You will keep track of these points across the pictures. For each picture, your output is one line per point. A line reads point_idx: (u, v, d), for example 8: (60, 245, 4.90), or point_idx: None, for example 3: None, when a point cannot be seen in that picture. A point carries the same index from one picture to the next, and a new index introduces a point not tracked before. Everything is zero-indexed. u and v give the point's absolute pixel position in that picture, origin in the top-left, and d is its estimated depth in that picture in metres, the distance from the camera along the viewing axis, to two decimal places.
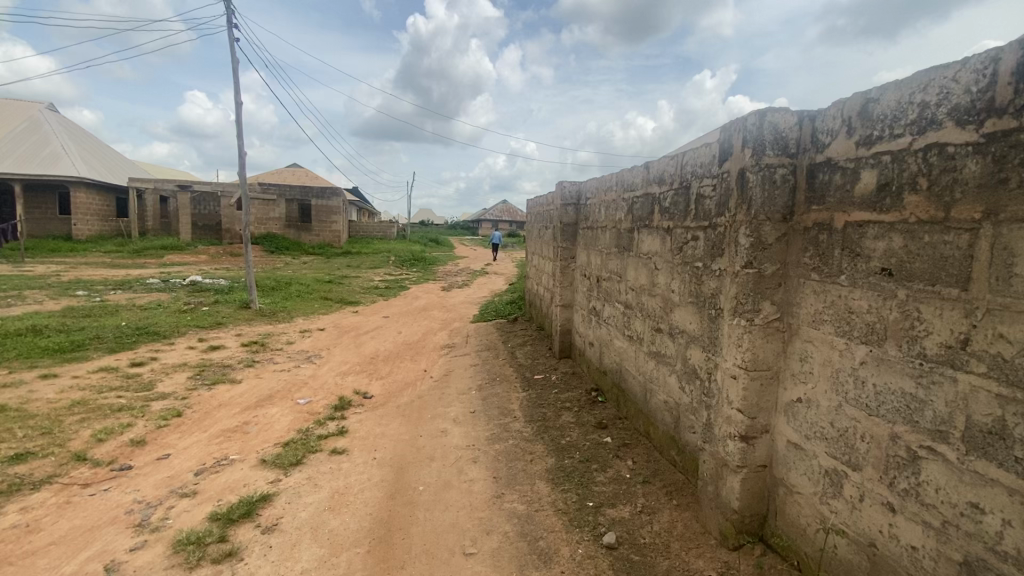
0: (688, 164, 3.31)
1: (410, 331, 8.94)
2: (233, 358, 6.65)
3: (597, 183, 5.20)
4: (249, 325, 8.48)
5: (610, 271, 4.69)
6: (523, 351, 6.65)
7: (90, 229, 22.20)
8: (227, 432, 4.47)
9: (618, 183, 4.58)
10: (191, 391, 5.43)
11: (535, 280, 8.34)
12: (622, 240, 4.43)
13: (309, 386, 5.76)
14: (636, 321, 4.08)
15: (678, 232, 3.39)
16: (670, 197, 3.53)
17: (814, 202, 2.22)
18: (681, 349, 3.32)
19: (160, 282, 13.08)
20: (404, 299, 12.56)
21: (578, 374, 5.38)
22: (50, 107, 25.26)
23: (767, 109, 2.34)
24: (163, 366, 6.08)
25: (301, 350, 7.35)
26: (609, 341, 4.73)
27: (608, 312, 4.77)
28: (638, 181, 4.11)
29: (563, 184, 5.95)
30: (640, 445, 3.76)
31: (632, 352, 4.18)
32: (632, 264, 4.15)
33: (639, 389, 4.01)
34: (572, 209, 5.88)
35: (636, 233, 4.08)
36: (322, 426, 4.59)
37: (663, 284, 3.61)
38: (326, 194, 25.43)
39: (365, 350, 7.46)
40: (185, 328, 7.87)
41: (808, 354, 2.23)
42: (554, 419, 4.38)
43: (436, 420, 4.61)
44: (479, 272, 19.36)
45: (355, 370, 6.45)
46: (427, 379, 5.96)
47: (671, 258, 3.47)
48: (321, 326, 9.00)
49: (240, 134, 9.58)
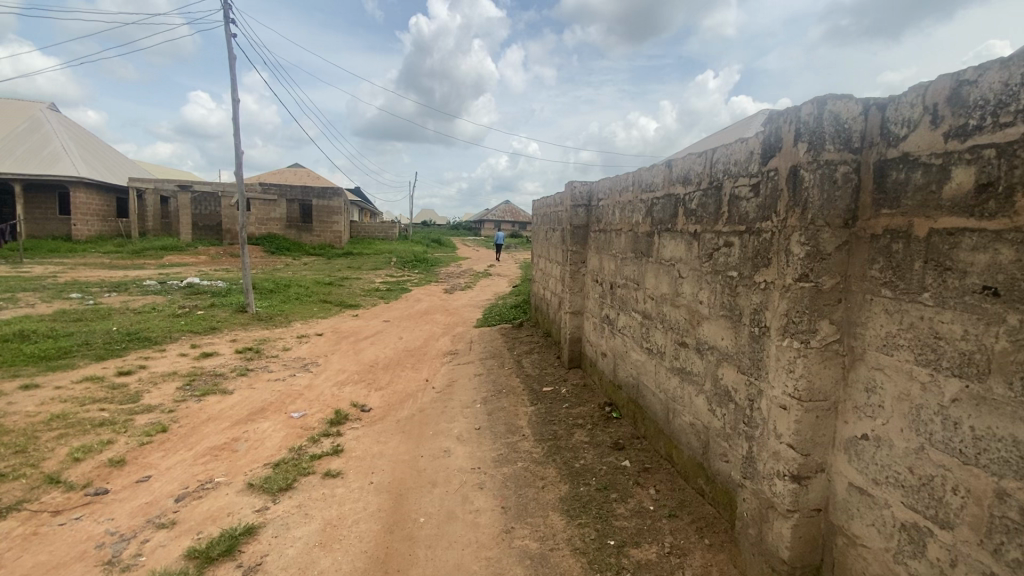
0: (719, 161, 2.98)
1: (411, 336, 8.63)
2: (226, 367, 6.32)
3: (610, 183, 4.88)
4: (245, 330, 8.16)
5: (626, 278, 4.37)
6: (529, 359, 6.31)
7: (90, 229, 21.97)
8: (213, 451, 4.14)
9: (635, 182, 4.25)
10: (179, 403, 5.10)
11: (541, 284, 8.02)
12: (639, 245, 4.10)
13: (304, 398, 5.43)
14: (656, 333, 3.75)
15: (707, 237, 3.06)
16: (697, 198, 3.20)
17: (885, 205, 1.88)
18: (712, 368, 2.99)
19: (157, 284, 12.79)
20: (405, 302, 12.24)
21: (589, 387, 5.05)
22: (50, 107, 25.06)
23: (826, 96, 2.01)
24: (151, 376, 5.76)
25: (297, 358, 7.02)
26: (624, 354, 4.39)
27: (622, 321, 4.44)
28: (658, 180, 3.78)
29: (573, 184, 5.61)
30: (662, 470, 3.43)
31: (651, 367, 3.85)
32: (652, 271, 3.81)
33: (659, 408, 3.67)
34: (582, 210, 5.54)
35: (656, 238, 3.75)
36: (315, 444, 4.26)
37: (688, 294, 3.27)
38: (328, 194, 25.16)
39: (364, 358, 7.13)
40: (177, 333, 7.56)
41: (878, 385, 1.90)
42: (566, 438, 4.04)
43: (438, 437, 4.27)
44: (482, 274, 19.05)
45: (353, 379, 6.12)
46: (428, 390, 5.62)
47: (699, 266, 3.14)
48: (319, 331, 8.68)
49: (237, 132, 9.25)
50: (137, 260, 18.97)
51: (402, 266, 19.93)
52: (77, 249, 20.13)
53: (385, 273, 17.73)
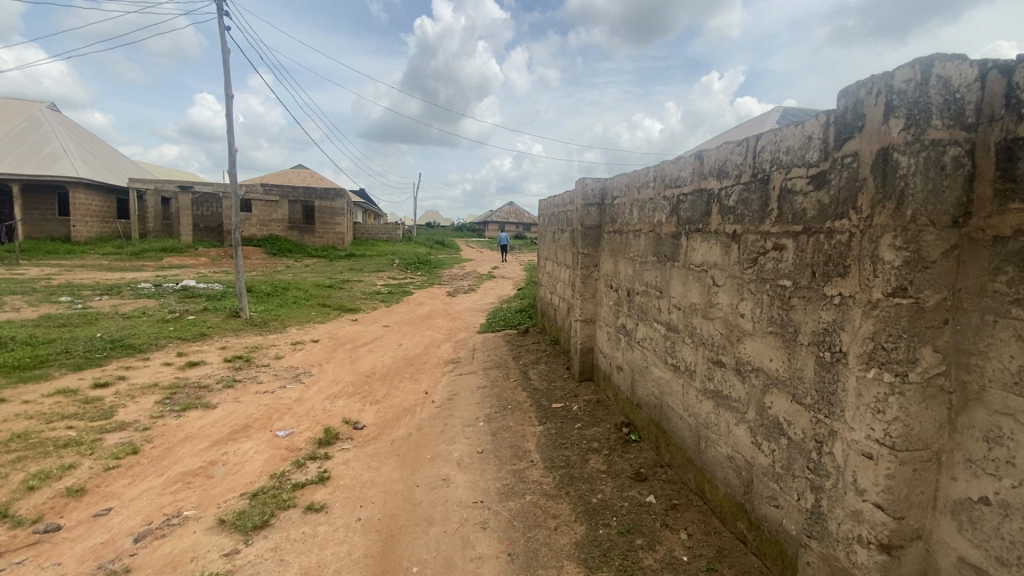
0: (765, 149, 2.54)
1: (412, 343, 8.20)
2: (211, 378, 5.90)
3: (627, 179, 4.44)
4: (236, 337, 7.74)
5: (646, 284, 3.91)
6: (536, 370, 5.85)
7: (90, 231, 21.75)
8: (186, 478, 3.72)
9: (657, 177, 3.80)
10: (155, 420, 4.68)
11: (548, 288, 7.56)
12: (662, 247, 3.65)
13: (292, 414, 4.99)
14: (683, 349, 3.30)
15: (750, 239, 2.61)
16: (737, 194, 2.75)
17: (1016, 197, 1.42)
18: (757, 393, 2.54)
19: (152, 287, 12.45)
20: (407, 306, 11.80)
21: (604, 404, 4.60)
22: (51, 107, 24.92)
23: (930, 59, 1.55)
24: (129, 388, 5.34)
25: (289, 367, 6.60)
26: (644, 369, 3.93)
27: (641, 332, 3.99)
28: (686, 175, 3.33)
29: (584, 180, 5.17)
30: (693, 508, 2.98)
31: (677, 386, 3.40)
32: (679, 278, 3.36)
33: (688, 434, 3.22)
34: (594, 209, 5.09)
35: (684, 239, 3.30)
36: (300, 470, 3.82)
37: (726, 305, 2.82)
38: (330, 195, 24.83)
39: (360, 367, 6.70)
40: (164, 340, 7.15)
41: (1005, 435, 1.44)
42: (580, 465, 3.58)
43: (436, 462, 3.83)
44: (487, 276, 18.62)
45: (347, 391, 5.68)
46: (428, 405, 5.17)
47: (740, 273, 2.69)
48: (315, 337, 8.25)
49: (230, 129, 8.83)
50: (136, 262, 18.68)
51: (404, 268, 19.51)
52: (76, 251, 19.87)
53: (387, 276, 17.33)
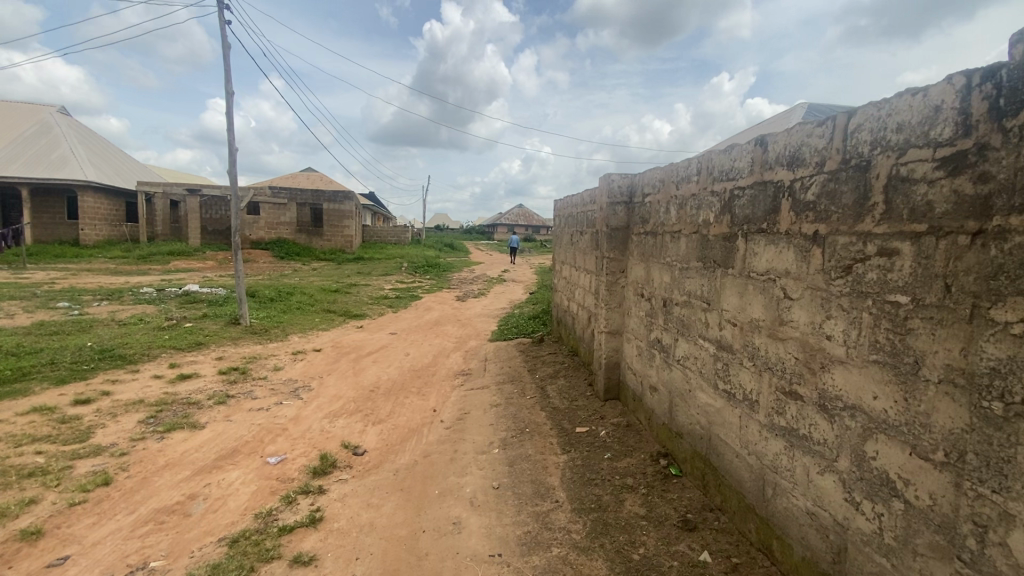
0: (862, 127, 2.00)
1: (420, 352, 7.71)
2: (203, 393, 5.44)
3: (662, 175, 3.92)
4: (234, 347, 7.29)
5: (687, 293, 3.38)
6: (555, 386, 5.31)
7: (98, 234, 21.68)
8: (159, 517, 3.24)
9: (702, 169, 3.27)
10: (136, 443, 4.23)
11: (565, 294, 7.03)
12: (710, 252, 3.12)
13: (286, 436, 4.51)
14: (741, 373, 2.78)
15: (841, 242, 2.08)
16: (820, 185, 2.21)
17: None
18: (854, 439, 2.01)
19: (154, 292, 12.13)
20: (415, 312, 11.30)
21: (635, 428, 4.08)
22: (62, 111, 25.03)
23: None
24: (112, 406, 4.90)
25: (288, 380, 6.14)
26: (686, 393, 3.39)
27: (681, 350, 3.47)
28: (744, 166, 2.80)
29: (609, 175, 4.63)
30: (759, 570, 2.45)
31: (731, 417, 2.87)
32: (734, 288, 2.83)
33: (749, 476, 2.70)
34: (621, 208, 4.55)
35: (742, 242, 2.77)
36: (289, 508, 3.32)
37: (804, 323, 2.29)
38: (338, 197, 24.53)
39: (364, 380, 6.20)
40: (157, 350, 6.73)
41: None
42: (616, 508, 3.06)
43: (446, 500, 3.32)
44: (497, 279, 18.13)
45: (348, 409, 5.19)
46: (436, 427, 4.66)
47: (826, 284, 2.16)
48: (318, 346, 7.78)
49: (230, 127, 8.41)
50: (142, 266, 18.44)
51: (413, 271, 19.04)
52: (83, 255, 19.71)
53: (395, 280, 16.87)
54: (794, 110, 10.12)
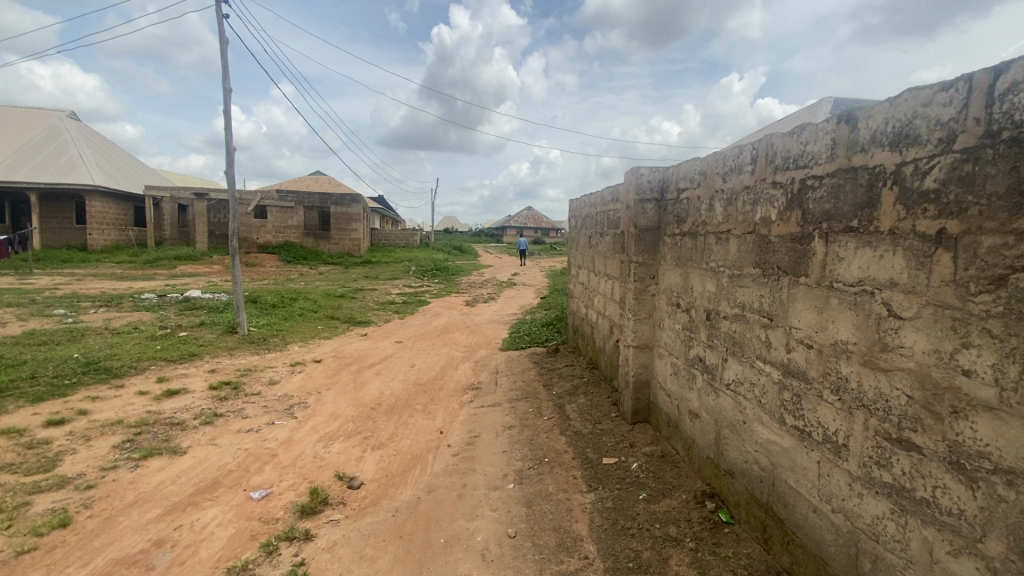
0: (1020, 86, 1.47)
1: (426, 363, 7.20)
2: (189, 412, 4.97)
3: (702, 166, 3.37)
4: (229, 358, 6.84)
5: (740, 305, 2.84)
6: (575, 405, 4.76)
7: (106, 239, 21.58)
8: (117, 570, 2.76)
9: (759, 156, 2.73)
10: (106, 473, 3.76)
11: (583, 301, 6.48)
12: (772, 257, 2.57)
13: (274, 464, 4.01)
14: (819, 409, 2.24)
15: (987, 246, 1.55)
16: (948, 169, 1.68)
17: None
18: (1014, 516, 1.48)
19: (155, 298, 11.80)
20: (422, 318, 10.80)
21: (671, 459, 3.54)
22: (71, 116, 25.07)
23: None
24: (87, 428, 4.45)
25: (283, 395, 5.66)
26: (739, 425, 2.84)
27: (732, 372, 2.93)
28: (822, 149, 2.26)
29: (635, 168, 4.09)
30: None
31: (805, 461, 2.32)
32: (809, 302, 2.29)
33: (834, 539, 2.16)
34: (651, 205, 4.00)
35: (820, 244, 2.23)
36: (268, 560, 2.82)
37: (925, 351, 1.75)
38: (347, 200, 24.15)
39: (365, 395, 5.70)
40: (147, 362, 6.30)
41: None
42: (660, 570, 2.52)
43: (453, 554, 2.80)
44: (507, 283, 17.58)
45: (345, 430, 4.68)
46: (442, 454, 4.13)
47: (961, 302, 1.62)
48: (318, 357, 7.31)
49: (227, 125, 7.99)
50: (148, 271, 18.22)
51: (420, 275, 18.56)
52: (89, 260, 19.52)
53: (402, 284, 16.42)
54: (821, 105, 9.52)
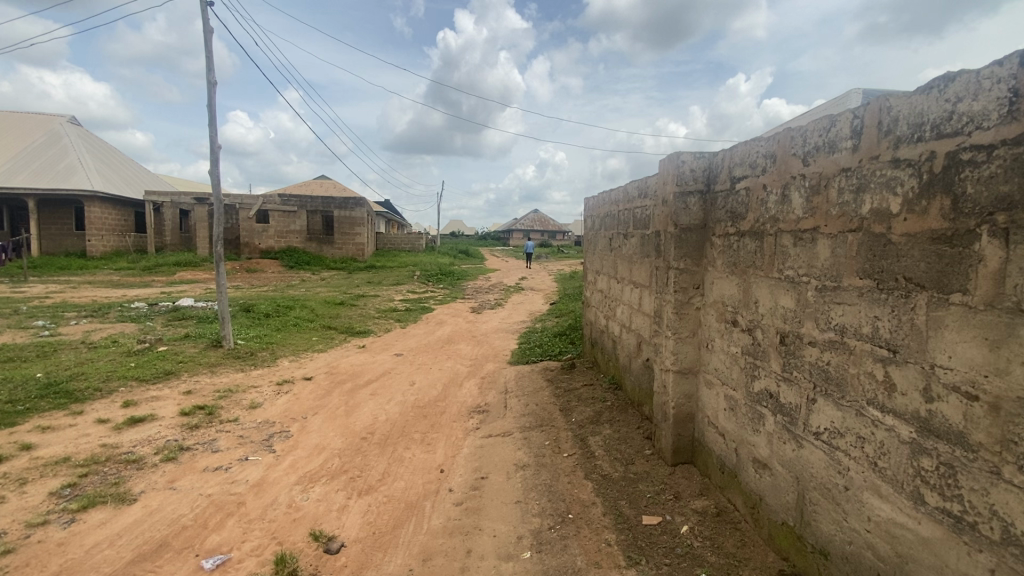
0: None
1: (428, 380, 6.50)
2: (150, 445, 4.32)
3: (768, 147, 2.65)
4: (209, 376, 6.17)
5: (837, 329, 2.11)
6: (599, 438, 4.03)
7: (105, 246, 21.24)
8: None
9: (866, 126, 1.99)
10: (32, 532, 3.13)
11: (603, 311, 5.74)
12: (894, 264, 1.84)
13: (239, 516, 3.33)
14: (992, 492, 1.50)
15: None
16: None
17: None
18: None
19: (145, 307, 11.25)
20: (425, 327, 10.10)
21: (729, 517, 2.80)
22: (72, 121, 24.92)
23: None
24: (25, 469, 3.82)
25: (264, 421, 4.99)
26: (836, 492, 2.11)
27: (823, 419, 2.20)
28: (991, 105, 1.51)
29: (674, 154, 3.37)
30: None
31: (964, 565, 1.59)
32: (969, 330, 1.56)
33: None
34: (695, 200, 3.27)
35: (995, 246, 1.49)
36: None
37: None
38: (349, 204, 23.44)
39: (356, 421, 5.01)
40: (116, 383, 5.68)
41: None
42: None
43: None
44: (515, 288, 16.85)
45: (329, 468, 3.98)
46: (442, 503, 3.41)
47: None
48: (308, 373, 6.62)
49: (212, 119, 7.36)
50: (145, 278, 17.74)
51: (425, 280, 17.92)
52: (86, 268, 19.08)
53: (406, 290, 15.73)
54: (851, 97, 8.73)
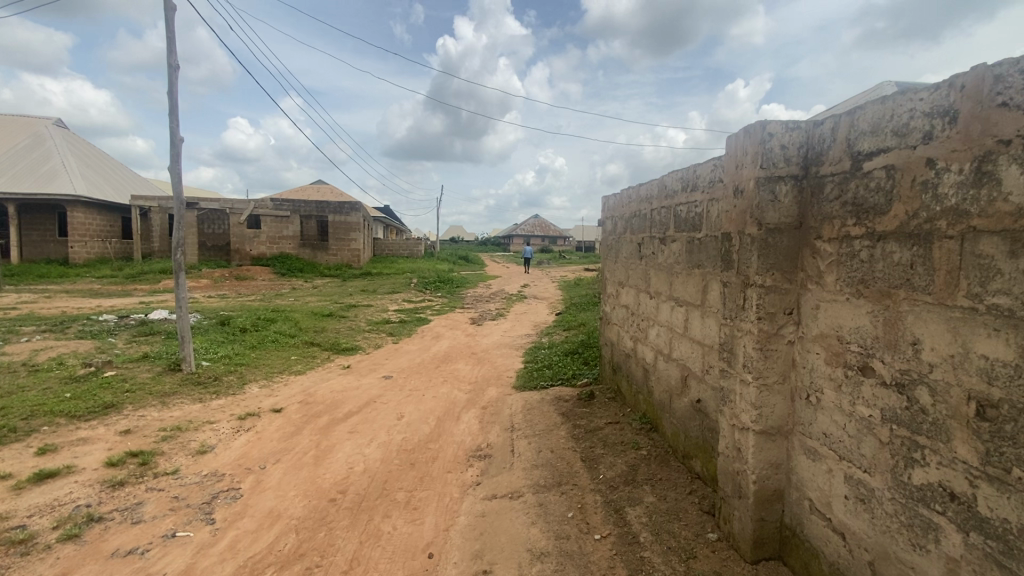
0: None
1: (420, 410, 5.51)
2: (51, 514, 3.30)
3: (936, 100, 1.67)
4: (158, 410, 5.17)
5: None
6: (641, 509, 3.03)
7: (89, 253, 20.28)
8: None
9: None
10: None
11: (629, 330, 4.76)
12: None
13: None
14: None
15: None
16: None
17: None
18: None
19: (112, 320, 10.21)
20: (420, 343, 9.11)
21: None
22: (57, 123, 24.05)
23: None
24: None
25: (211, 472, 3.99)
26: None
27: None
28: None
29: (754, 125, 2.39)
30: None
31: None
32: None
33: None
34: (787, 188, 2.30)
35: None
36: None
37: None
38: (344, 211, 22.63)
39: (327, 472, 4.02)
40: (39, 421, 4.66)
41: None
42: None
43: None
44: (517, 297, 15.91)
45: (280, 552, 2.98)
46: None
47: None
48: (279, 403, 5.62)
49: (173, 109, 6.43)
50: (128, 286, 16.75)
51: (422, 288, 16.98)
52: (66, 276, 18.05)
53: (402, 298, 14.76)
54: (882, 88, 7.85)
